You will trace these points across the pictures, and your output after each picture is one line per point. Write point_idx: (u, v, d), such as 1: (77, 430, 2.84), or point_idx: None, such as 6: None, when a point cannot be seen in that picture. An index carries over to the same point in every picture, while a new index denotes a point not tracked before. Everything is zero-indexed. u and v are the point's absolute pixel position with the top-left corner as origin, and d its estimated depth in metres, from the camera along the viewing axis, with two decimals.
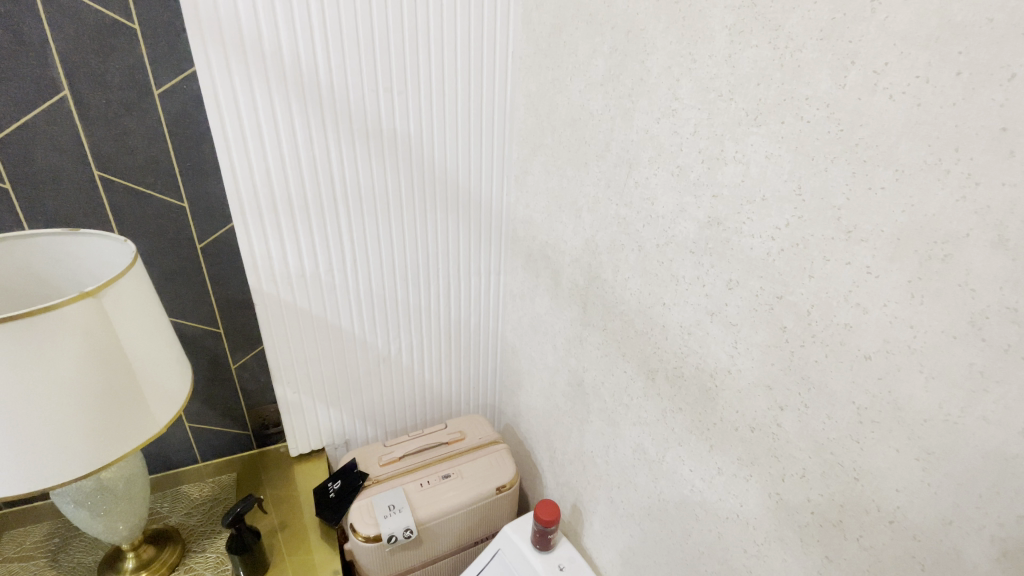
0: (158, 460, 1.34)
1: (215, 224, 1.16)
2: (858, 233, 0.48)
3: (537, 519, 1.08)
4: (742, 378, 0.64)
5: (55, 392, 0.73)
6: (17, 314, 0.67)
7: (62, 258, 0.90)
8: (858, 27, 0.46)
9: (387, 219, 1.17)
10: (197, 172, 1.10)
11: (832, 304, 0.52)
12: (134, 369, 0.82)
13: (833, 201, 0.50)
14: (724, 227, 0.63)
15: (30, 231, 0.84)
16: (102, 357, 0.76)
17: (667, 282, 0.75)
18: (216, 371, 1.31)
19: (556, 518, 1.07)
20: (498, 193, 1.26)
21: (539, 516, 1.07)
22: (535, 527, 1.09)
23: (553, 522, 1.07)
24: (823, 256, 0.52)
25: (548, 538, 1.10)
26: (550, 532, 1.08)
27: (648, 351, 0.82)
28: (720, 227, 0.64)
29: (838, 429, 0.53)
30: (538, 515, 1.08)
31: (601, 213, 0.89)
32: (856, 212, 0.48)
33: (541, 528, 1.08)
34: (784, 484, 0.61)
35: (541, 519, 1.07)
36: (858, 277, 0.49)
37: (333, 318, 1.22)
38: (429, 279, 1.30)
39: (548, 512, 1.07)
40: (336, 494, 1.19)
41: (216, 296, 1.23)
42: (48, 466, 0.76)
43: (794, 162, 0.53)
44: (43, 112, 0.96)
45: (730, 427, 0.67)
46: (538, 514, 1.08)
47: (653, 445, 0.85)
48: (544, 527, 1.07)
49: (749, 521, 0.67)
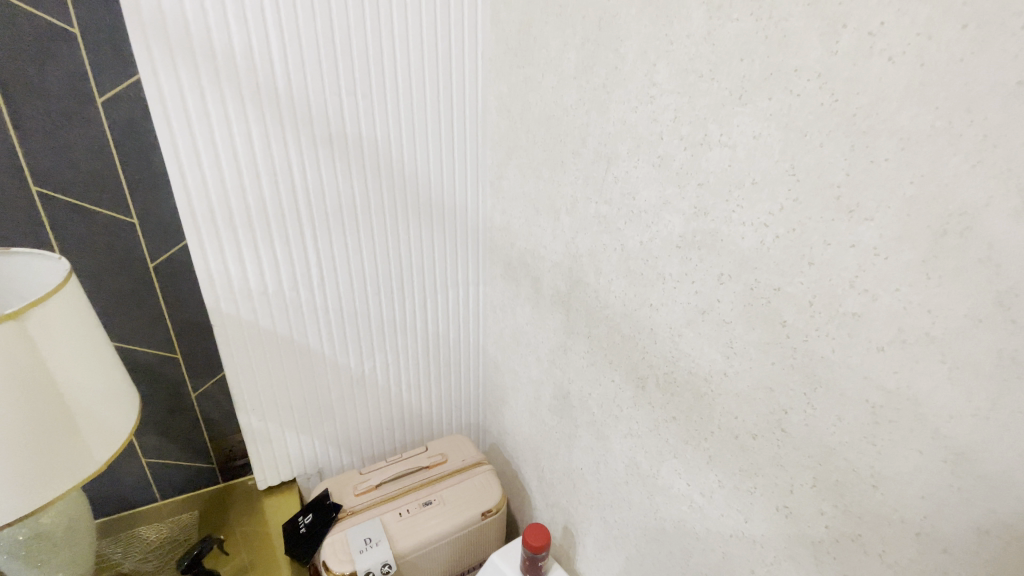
0: (111, 501, 1.23)
1: (169, 242, 1.08)
2: (861, 212, 0.44)
3: (526, 545, 1.00)
4: (739, 380, 0.59)
5: None
6: None
7: None
8: None
9: (356, 229, 1.11)
10: (148, 185, 1.02)
11: (836, 293, 0.47)
12: (65, 400, 0.73)
13: (832, 178, 0.46)
14: (711, 218, 0.59)
15: None
16: (26, 388, 0.67)
17: (653, 281, 0.70)
18: (174, 400, 1.22)
19: (547, 544, 0.99)
20: (473, 200, 1.21)
21: (527, 542, 0.99)
22: (524, 554, 1.01)
23: (544, 547, 0.99)
24: (823, 240, 0.47)
25: (538, 566, 1.02)
26: (540, 558, 1.00)
27: (636, 358, 0.76)
28: (708, 217, 0.59)
29: (850, 432, 0.48)
30: (526, 541, 1.00)
31: (581, 214, 0.84)
32: (857, 189, 0.44)
33: (530, 555, 1.00)
34: (792, 496, 0.55)
35: (530, 545, 0.99)
36: (864, 260, 0.44)
37: (300, 338, 1.14)
38: (403, 293, 1.23)
39: (538, 536, 1.00)
40: (307, 528, 1.09)
41: (173, 320, 1.14)
42: None
43: (785, 140, 0.49)
44: None
45: (729, 435, 0.62)
46: (526, 539, 1.00)
47: (646, 459, 0.78)
48: (534, 554, 0.99)
49: (755, 538, 0.61)
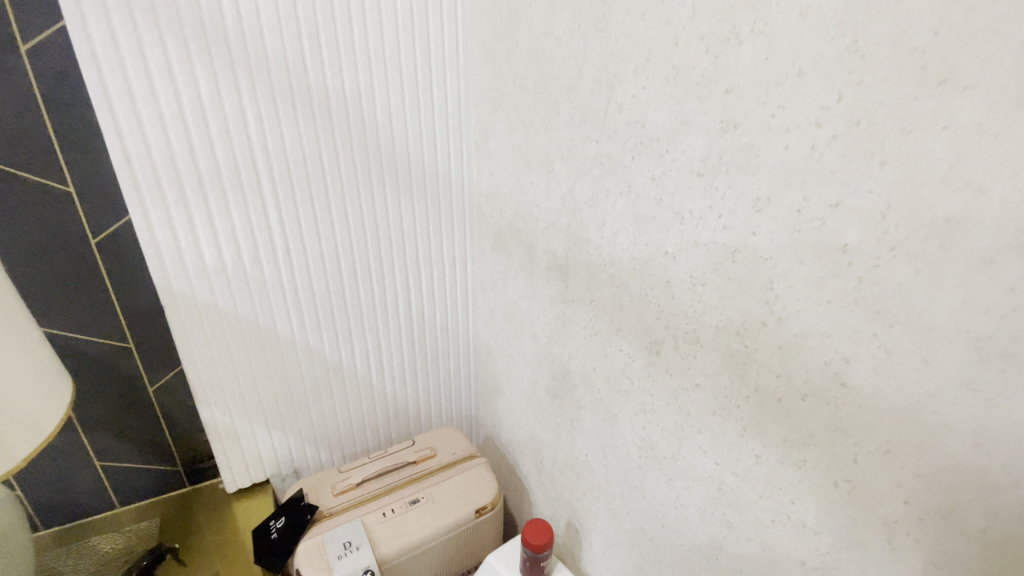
0: (61, 511, 1.10)
1: (114, 216, 0.95)
2: (959, 80, 0.33)
3: (526, 544, 0.88)
4: (783, 329, 0.48)
5: None
6: None
7: None
8: None
9: (326, 197, 0.99)
10: (86, 149, 0.90)
11: (921, 200, 0.36)
12: None
13: (914, 42, 0.35)
14: (743, 130, 0.48)
15: None
16: None
17: (668, 223, 0.59)
18: (129, 396, 1.09)
19: (550, 541, 0.88)
20: (458, 165, 1.09)
21: (527, 541, 0.88)
22: (524, 554, 0.90)
23: (546, 546, 0.87)
24: (901, 129, 0.37)
25: (540, 567, 0.90)
26: (542, 559, 0.89)
27: (649, 319, 0.66)
28: (738, 131, 0.48)
29: (945, 377, 0.37)
30: (525, 539, 0.88)
31: (579, 159, 0.73)
32: (953, 49, 0.33)
33: (531, 554, 0.88)
34: (857, 467, 0.44)
35: (530, 544, 0.87)
36: (964, 145, 0.34)
37: (268, 321, 1.02)
38: (383, 271, 1.11)
39: (539, 534, 0.88)
40: (279, 533, 0.97)
41: (123, 305, 1.02)
42: None
43: (844, 8, 0.38)
44: None
45: (770, 399, 0.51)
46: (525, 537, 0.88)
47: (664, 438, 0.67)
48: (534, 553, 0.88)
49: (806, 522, 0.50)
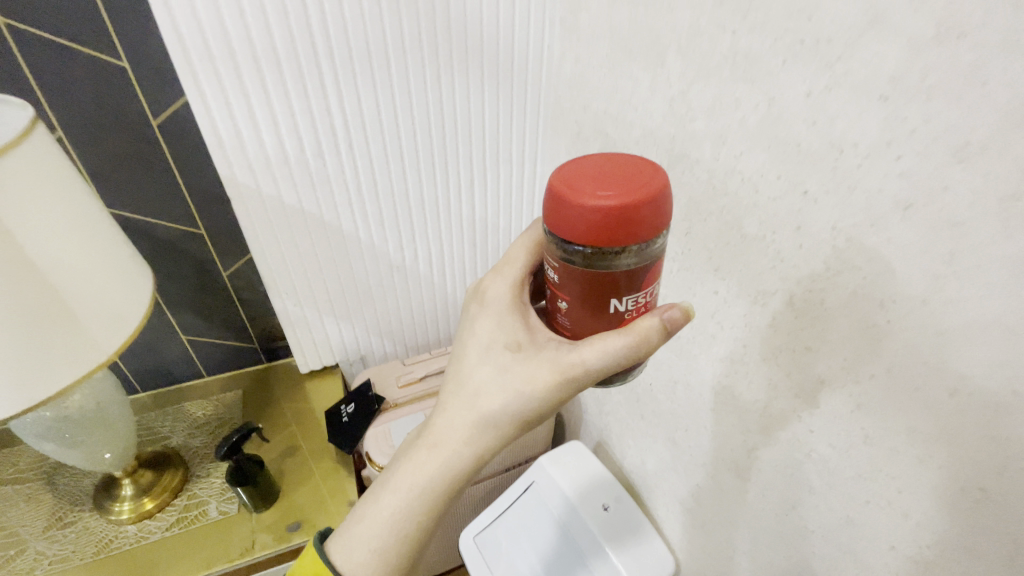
0: (160, 374, 1.20)
1: (160, 52, 0.85)
2: None
3: (576, 212, 0.39)
4: (952, 315, 0.39)
5: None
6: None
7: None
8: None
9: (387, 86, 0.87)
10: (155, 69, 0.86)
11: None
12: (71, 302, 0.63)
13: None
14: (940, 87, 0.37)
15: None
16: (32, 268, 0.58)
17: (815, 156, 0.47)
18: (205, 281, 1.12)
19: (668, 201, 0.40)
20: (537, 48, 0.90)
21: (576, 216, 0.39)
22: (554, 284, 0.46)
23: (664, 215, 0.40)
24: None
25: (610, 292, 0.43)
26: (630, 272, 0.41)
27: (774, 225, 0.53)
28: (945, 79, 0.36)
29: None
30: (597, 225, 0.38)
31: (704, 51, 0.56)
32: None
33: (592, 259, 0.41)
34: (1001, 480, 0.38)
35: (606, 228, 0.38)
36: None
37: (313, 211, 0.96)
38: (438, 130, 0.95)
39: (632, 188, 0.39)
40: (349, 419, 1.04)
41: (187, 180, 0.98)
42: (31, 385, 0.61)
43: None
44: None
45: (903, 386, 0.44)
46: (601, 217, 0.38)
47: (749, 390, 0.63)
48: (608, 259, 0.40)
49: (910, 514, 0.46)
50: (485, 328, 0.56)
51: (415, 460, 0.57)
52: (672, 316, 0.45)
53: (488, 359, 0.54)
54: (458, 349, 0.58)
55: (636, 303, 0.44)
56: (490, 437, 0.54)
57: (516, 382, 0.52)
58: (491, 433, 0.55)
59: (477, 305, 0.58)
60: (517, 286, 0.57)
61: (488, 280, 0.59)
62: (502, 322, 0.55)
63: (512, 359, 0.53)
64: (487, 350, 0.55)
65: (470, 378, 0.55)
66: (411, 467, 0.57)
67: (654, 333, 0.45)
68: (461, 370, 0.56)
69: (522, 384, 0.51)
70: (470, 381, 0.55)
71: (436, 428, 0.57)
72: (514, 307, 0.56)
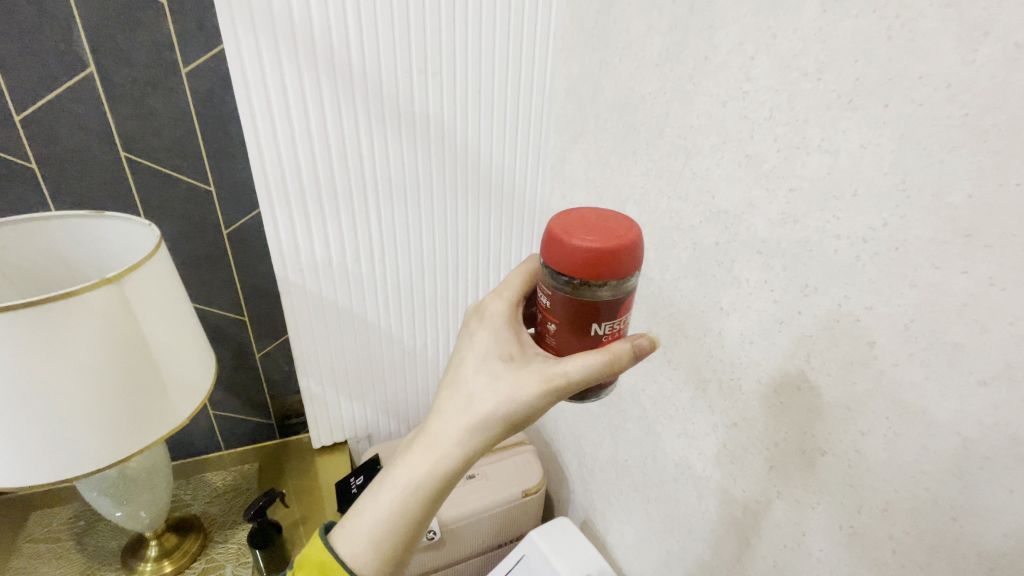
0: (184, 447, 1.30)
1: (240, 180, 1.09)
2: (849, 301, 0.52)
3: (570, 250, 0.55)
4: (815, 396, 0.57)
5: (92, 382, 0.70)
6: (122, 271, 0.70)
7: (123, 246, 0.89)
8: (925, 89, 0.44)
9: (416, 208, 1.11)
10: (233, 191, 1.10)
11: (890, 318, 0.49)
12: (163, 374, 0.79)
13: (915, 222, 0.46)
14: (789, 249, 0.58)
15: (115, 215, 0.84)
16: (143, 345, 0.75)
17: (725, 283, 0.68)
18: (240, 362, 1.27)
19: (640, 249, 0.56)
20: (533, 183, 1.15)
21: (570, 254, 0.55)
22: (547, 307, 0.61)
23: (636, 259, 0.56)
24: (855, 255, 0.51)
25: (589, 313, 0.58)
26: (607, 301, 0.57)
27: (705, 330, 0.73)
28: (790, 245, 0.58)
29: (873, 443, 0.52)
30: (585, 262, 0.54)
31: (651, 206, 0.79)
32: (909, 230, 0.46)
33: (580, 289, 0.56)
34: (860, 517, 0.54)
35: (591, 267, 0.54)
36: (948, 278, 0.44)
37: (345, 304, 1.16)
38: (448, 226, 1.15)
39: (612, 238, 0.55)
40: (359, 490, 1.14)
41: (242, 277, 1.18)
42: (122, 440, 0.76)
43: (884, 186, 0.48)
44: (89, 106, 0.95)
45: (796, 449, 0.61)
46: (586, 256, 0.54)
47: (700, 460, 0.79)
48: (591, 289, 0.56)
49: (813, 551, 0.61)
50: (483, 342, 0.69)
51: (413, 456, 0.66)
52: (637, 344, 0.58)
53: (484, 368, 0.66)
54: (459, 359, 0.70)
55: (611, 328, 0.60)
56: (481, 436, 0.64)
57: (508, 387, 0.63)
58: (481, 434, 0.64)
59: (478, 322, 0.72)
60: (510, 312, 0.71)
61: (489, 301, 0.73)
62: (499, 338, 0.68)
63: (504, 368, 0.65)
64: (485, 361, 0.67)
65: (467, 384, 0.66)
66: (409, 463, 0.65)
67: (621, 355, 0.58)
68: (461, 376, 0.68)
69: (513, 389, 0.63)
70: (467, 386, 0.66)
71: (435, 427, 0.66)
72: (510, 329, 0.69)
